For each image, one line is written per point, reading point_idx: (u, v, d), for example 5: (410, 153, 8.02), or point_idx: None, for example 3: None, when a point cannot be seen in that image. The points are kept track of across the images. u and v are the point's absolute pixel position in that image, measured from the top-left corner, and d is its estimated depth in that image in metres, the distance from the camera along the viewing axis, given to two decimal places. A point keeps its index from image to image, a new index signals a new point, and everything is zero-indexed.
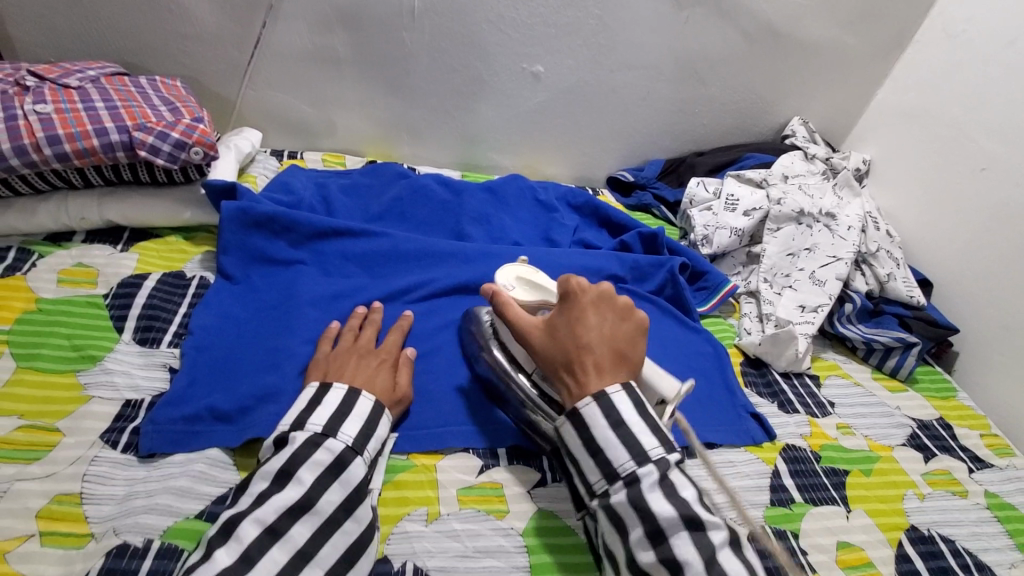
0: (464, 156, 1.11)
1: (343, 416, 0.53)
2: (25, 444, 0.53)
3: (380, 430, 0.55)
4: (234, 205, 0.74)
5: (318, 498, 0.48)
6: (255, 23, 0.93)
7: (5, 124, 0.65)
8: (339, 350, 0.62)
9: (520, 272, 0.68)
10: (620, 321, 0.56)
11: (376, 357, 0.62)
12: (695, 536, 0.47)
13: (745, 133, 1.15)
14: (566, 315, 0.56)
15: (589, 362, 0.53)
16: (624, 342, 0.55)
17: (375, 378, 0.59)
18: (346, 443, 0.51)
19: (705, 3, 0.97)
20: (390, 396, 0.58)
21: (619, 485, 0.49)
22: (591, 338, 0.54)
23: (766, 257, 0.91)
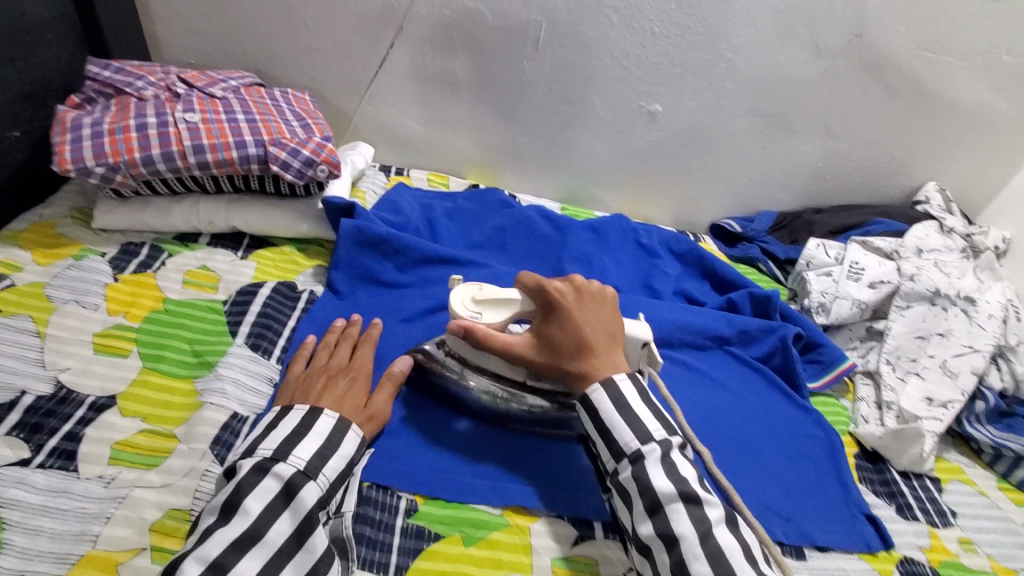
0: (565, 188, 1.09)
1: (298, 437, 0.51)
2: (146, 449, 0.54)
3: (344, 449, 0.52)
4: (352, 224, 0.76)
5: (267, 530, 0.46)
6: (383, 43, 0.96)
7: (156, 131, 0.69)
8: (309, 372, 0.60)
9: (473, 293, 0.62)
10: (600, 307, 0.61)
11: (346, 375, 0.60)
12: (692, 511, 0.50)
13: (870, 193, 1.07)
14: (553, 314, 0.60)
15: (597, 354, 0.58)
16: (614, 326, 0.61)
17: (345, 399, 0.57)
18: (298, 466, 0.49)
19: (848, 54, 0.91)
20: (359, 415, 0.57)
21: (624, 463, 0.53)
22: (587, 330, 0.59)
23: (890, 337, 0.84)
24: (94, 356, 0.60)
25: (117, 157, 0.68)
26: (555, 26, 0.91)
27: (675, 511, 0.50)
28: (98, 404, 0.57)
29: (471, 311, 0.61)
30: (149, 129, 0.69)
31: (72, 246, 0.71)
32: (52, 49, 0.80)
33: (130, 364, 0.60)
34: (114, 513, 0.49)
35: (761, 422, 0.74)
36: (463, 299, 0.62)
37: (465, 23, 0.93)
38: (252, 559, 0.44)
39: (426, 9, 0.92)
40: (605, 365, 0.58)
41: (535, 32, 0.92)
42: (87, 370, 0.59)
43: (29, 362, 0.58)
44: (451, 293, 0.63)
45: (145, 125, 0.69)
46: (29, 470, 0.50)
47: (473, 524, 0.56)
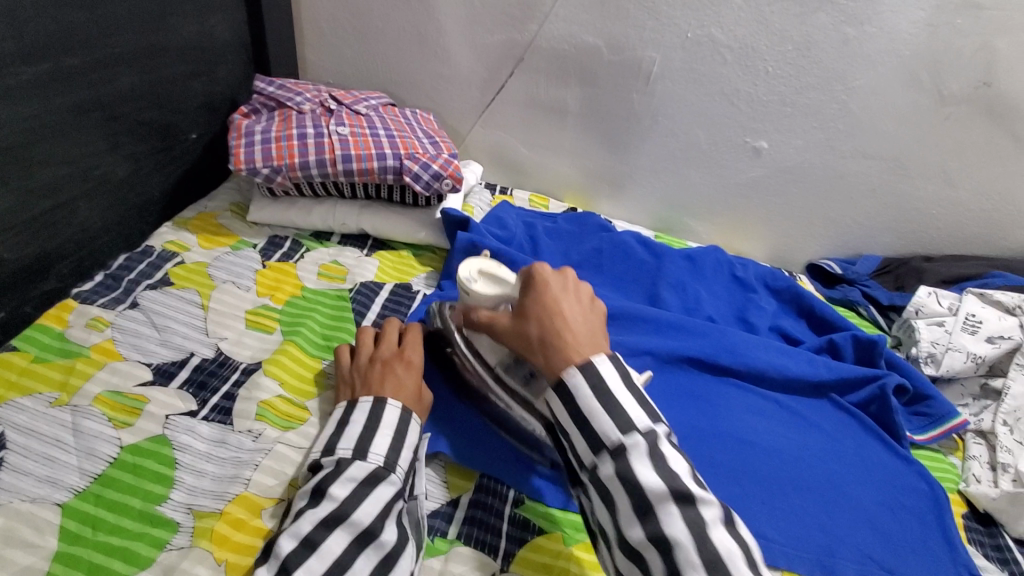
0: (661, 217, 1.12)
1: (374, 433, 0.54)
2: (284, 413, 0.60)
3: (412, 440, 0.56)
4: (466, 237, 0.81)
5: (353, 511, 0.49)
6: (503, 73, 1.04)
7: (314, 140, 0.79)
8: (362, 365, 0.62)
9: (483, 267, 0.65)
10: (585, 301, 0.56)
11: (400, 362, 0.62)
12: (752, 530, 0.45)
13: (989, 245, 1.02)
14: (531, 295, 0.55)
15: (565, 337, 0.52)
16: (599, 324, 0.54)
17: (402, 383, 0.60)
18: (377, 461, 0.52)
19: (975, 101, 0.89)
20: (416, 401, 0.60)
21: (604, 457, 0.47)
22: (568, 315, 0.53)
23: (1009, 396, 0.79)
24: (246, 330, 0.69)
25: (281, 161, 0.78)
26: (668, 62, 0.96)
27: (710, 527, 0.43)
28: (249, 369, 0.64)
29: (469, 275, 0.64)
30: (308, 138, 0.79)
31: (230, 235, 0.82)
32: (229, 67, 0.93)
33: (274, 338, 0.68)
34: (261, 462, 0.55)
35: (858, 468, 0.72)
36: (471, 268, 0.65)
37: (581, 57, 0.99)
38: (341, 536, 0.47)
39: (546, 43, 0.99)
40: (583, 353, 0.51)
41: (648, 68, 0.97)
42: (241, 341, 0.67)
43: (195, 328, 0.67)
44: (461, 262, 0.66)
45: (305, 135, 0.79)
46: (196, 420, 0.58)
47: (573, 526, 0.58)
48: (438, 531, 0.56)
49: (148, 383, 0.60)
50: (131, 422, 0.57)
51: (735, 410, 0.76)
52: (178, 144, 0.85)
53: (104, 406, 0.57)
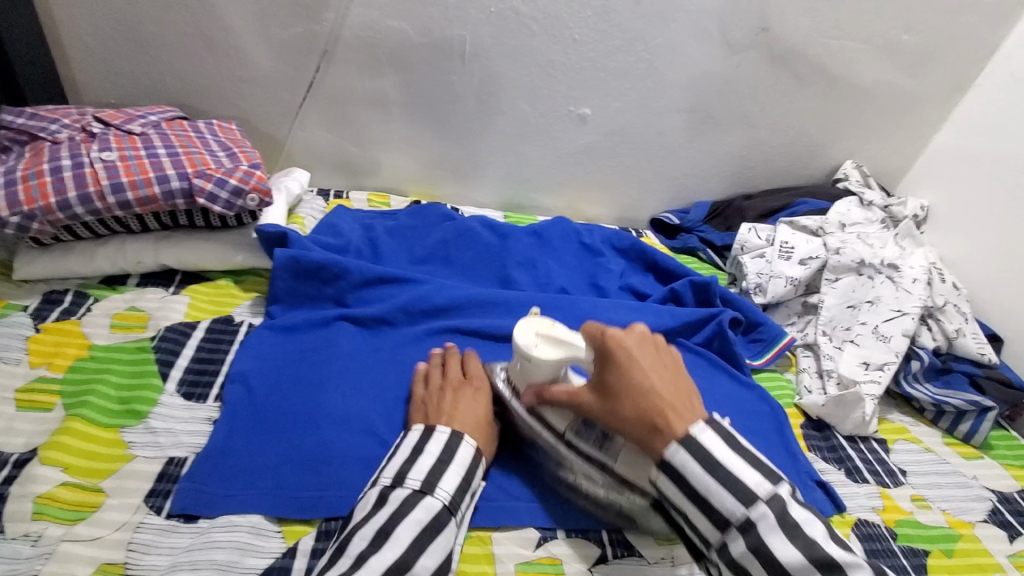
0: (508, 196, 1.12)
1: (443, 468, 0.54)
2: (71, 503, 0.51)
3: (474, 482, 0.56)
4: (286, 253, 0.73)
5: (414, 562, 0.48)
6: (309, 67, 0.95)
7: (72, 173, 0.67)
8: (434, 391, 0.63)
9: (541, 327, 0.59)
10: (660, 356, 0.55)
11: (471, 388, 0.64)
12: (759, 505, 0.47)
13: (795, 176, 1.12)
14: (613, 369, 0.53)
15: (670, 409, 0.51)
16: (678, 374, 0.54)
17: (472, 410, 0.61)
18: (444, 498, 0.52)
19: (758, 46, 0.96)
20: (484, 429, 0.60)
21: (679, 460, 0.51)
22: (653, 380, 0.52)
23: (824, 309, 0.87)
24: (17, 414, 0.57)
25: (32, 204, 0.65)
26: (479, 39, 0.93)
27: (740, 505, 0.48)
28: (21, 461, 0.54)
29: (528, 342, 0.58)
30: (64, 171, 0.67)
31: None
32: None
33: (54, 417, 0.58)
34: (41, 569, 0.47)
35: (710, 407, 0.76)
36: (527, 333, 0.59)
37: (388, 42, 0.93)
38: None
39: (349, 33, 0.92)
40: (682, 420, 0.51)
41: (460, 47, 0.94)
42: (10, 430, 0.56)
43: None
44: (516, 327, 0.60)
45: (59, 168, 0.67)
46: None
47: None
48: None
49: None
50: None
51: None
52: None
53: None
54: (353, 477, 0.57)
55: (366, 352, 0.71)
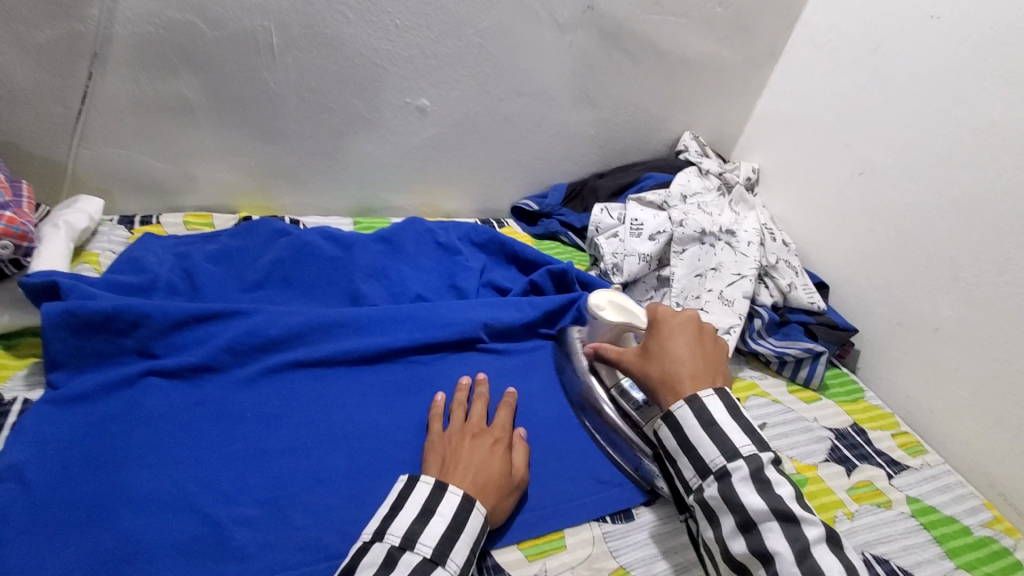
0: (357, 200, 1.03)
1: (422, 519, 0.52)
2: None
3: (473, 525, 0.53)
4: (58, 307, 0.61)
5: None
6: (78, 73, 0.79)
7: None
8: (454, 434, 0.62)
9: (613, 297, 0.71)
10: (704, 346, 0.63)
11: (490, 437, 0.62)
12: (786, 529, 0.51)
13: (642, 150, 1.15)
14: (653, 336, 0.64)
15: (690, 376, 0.60)
16: (708, 358, 0.62)
17: (491, 461, 0.60)
18: (423, 552, 0.49)
19: (587, 25, 0.95)
20: (506, 479, 0.59)
21: (710, 480, 0.55)
22: (684, 351, 0.61)
23: (675, 281, 0.90)
24: None
25: None
26: (287, 30, 0.83)
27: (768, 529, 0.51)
28: None
29: (598, 302, 0.71)
30: None
31: None
32: None
33: None
34: None
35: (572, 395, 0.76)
36: (600, 298, 0.71)
37: (177, 38, 0.79)
38: None
39: (123, 29, 0.77)
40: (701, 383, 0.60)
41: (267, 39, 0.83)
42: None
43: None
44: (591, 293, 0.73)
45: None
46: None
47: None
48: None
49: None
50: None
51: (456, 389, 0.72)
52: None
53: None
54: (168, 567, 0.50)
55: (181, 407, 0.61)
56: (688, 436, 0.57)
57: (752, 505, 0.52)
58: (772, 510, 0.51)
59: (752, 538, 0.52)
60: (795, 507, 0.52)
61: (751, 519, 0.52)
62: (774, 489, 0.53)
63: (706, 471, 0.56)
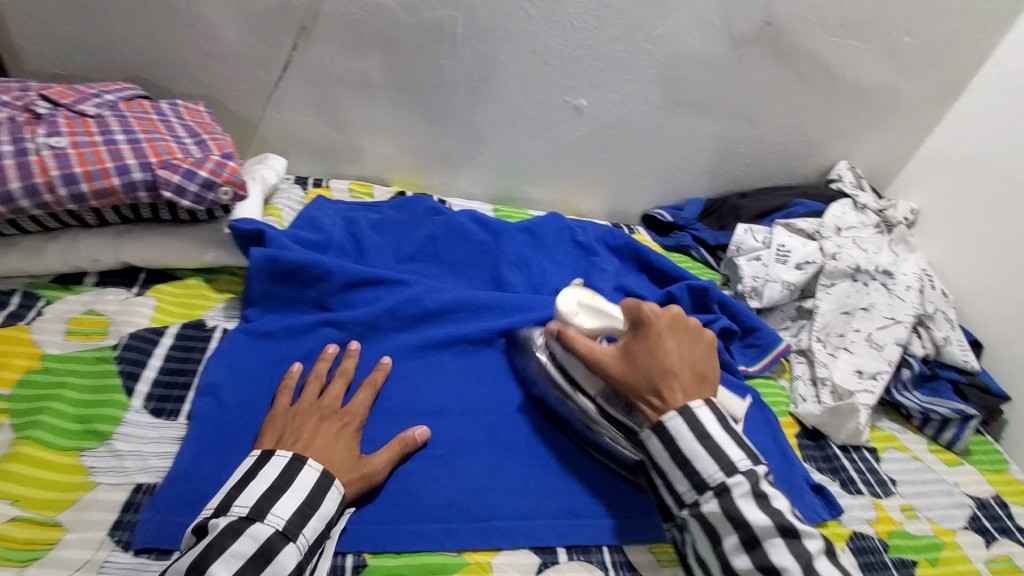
0: (498, 188, 1.07)
1: (278, 493, 0.49)
2: (24, 542, 0.46)
3: (324, 509, 0.51)
4: (263, 253, 0.68)
5: None
6: (286, 44, 0.87)
7: (14, 160, 0.59)
8: (301, 408, 0.58)
9: (581, 298, 0.71)
10: (691, 342, 0.60)
11: (340, 419, 0.59)
12: (791, 545, 0.50)
13: (789, 174, 1.11)
14: (641, 340, 0.60)
15: (678, 380, 0.57)
16: (699, 362, 0.59)
17: (333, 450, 0.55)
18: (276, 526, 0.47)
19: (761, 41, 0.93)
20: (345, 470, 0.55)
21: (709, 496, 0.52)
22: (674, 359, 0.58)
23: (818, 315, 0.87)
24: None
25: None
26: (471, 20, 0.87)
27: (773, 545, 0.50)
28: None
29: (570, 309, 0.70)
30: (5, 158, 0.59)
31: None
32: None
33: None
34: None
35: None
36: (570, 301, 0.71)
37: (374, 20, 0.86)
38: None
39: (331, 8, 0.84)
40: (686, 394, 0.57)
41: (451, 29, 0.87)
42: None
43: None
44: (560, 295, 0.73)
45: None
46: None
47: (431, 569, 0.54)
48: None
49: None
50: None
51: None
52: None
53: None
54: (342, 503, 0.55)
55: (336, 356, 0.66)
56: (682, 450, 0.54)
57: (756, 522, 0.50)
58: (776, 525, 0.50)
59: (757, 554, 0.50)
60: (795, 521, 0.51)
61: (755, 535, 0.50)
62: (772, 502, 0.52)
63: (704, 486, 0.53)
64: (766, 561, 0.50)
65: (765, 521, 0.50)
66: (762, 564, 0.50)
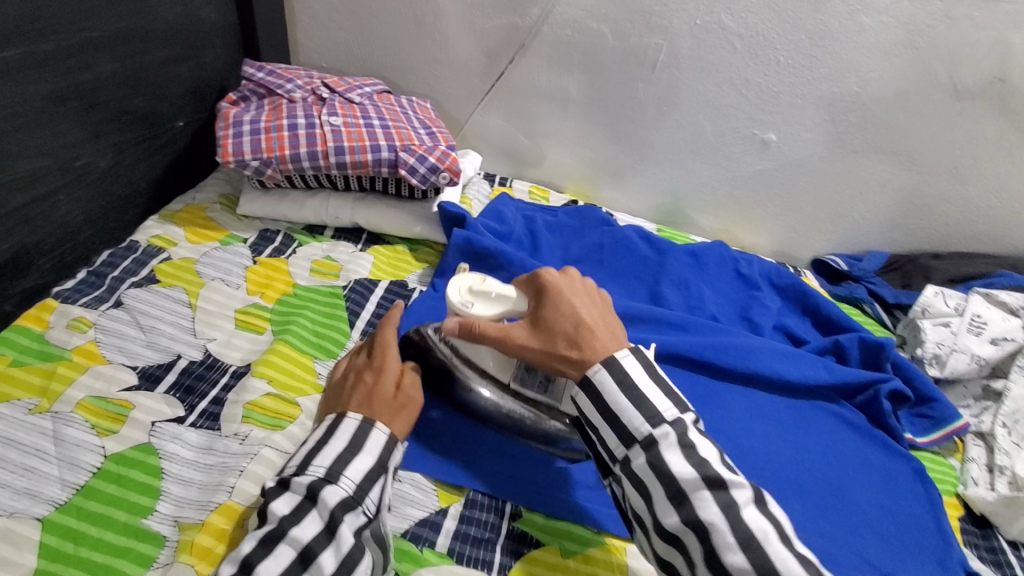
0: (664, 210, 1.10)
1: (322, 445, 0.51)
2: (272, 411, 0.58)
3: (368, 450, 0.51)
4: (462, 235, 0.79)
5: (290, 528, 0.46)
6: (504, 58, 0.99)
7: (305, 131, 0.76)
8: (338, 378, 0.60)
9: (473, 283, 0.61)
10: (592, 298, 0.58)
11: (370, 370, 0.59)
12: (718, 496, 0.45)
13: (999, 243, 0.99)
14: (546, 303, 0.56)
15: (596, 333, 0.54)
16: (607, 313, 0.57)
17: (370, 393, 0.56)
18: (317, 472, 0.49)
19: (992, 95, 0.86)
20: (386, 407, 0.55)
21: (636, 449, 0.49)
22: (582, 311, 0.55)
23: (1011, 398, 0.78)
24: (235, 330, 0.66)
25: (270, 153, 0.75)
26: (675, 49, 0.92)
27: (700, 498, 0.46)
28: (238, 373, 0.62)
29: (463, 299, 0.60)
30: (299, 129, 0.76)
31: (220, 229, 0.78)
32: (217, 51, 0.90)
33: (264, 339, 0.65)
34: (246, 467, 0.53)
35: (853, 469, 0.71)
36: (458, 289, 0.61)
37: (585, 43, 0.94)
38: (311, 522, 0.47)
39: (550, 29, 0.95)
40: (603, 343, 0.54)
41: (654, 56, 0.93)
42: (230, 343, 0.64)
43: (183, 329, 0.64)
44: (448, 286, 0.62)
45: (296, 126, 0.76)
46: (183, 427, 0.56)
47: (570, 536, 0.57)
48: (426, 540, 0.54)
49: (134, 388, 0.58)
50: (115, 430, 0.54)
51: (739, 414, 0.74)
52: (165, 132, 0.82)
53: (87, 412, 0.55)
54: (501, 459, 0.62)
55: None
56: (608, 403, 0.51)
57: (683, 475, 0.46)
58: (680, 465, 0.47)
59: (684, 509, 0.46)
60: (723, 470, 0.46)
61: (683, 489, 0.46)
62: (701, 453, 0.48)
63: (631, 439, 0.49)
64: (695, 518, 0.45)
65: (691, 475, 0.46)
66: (690, 520, 0.45)
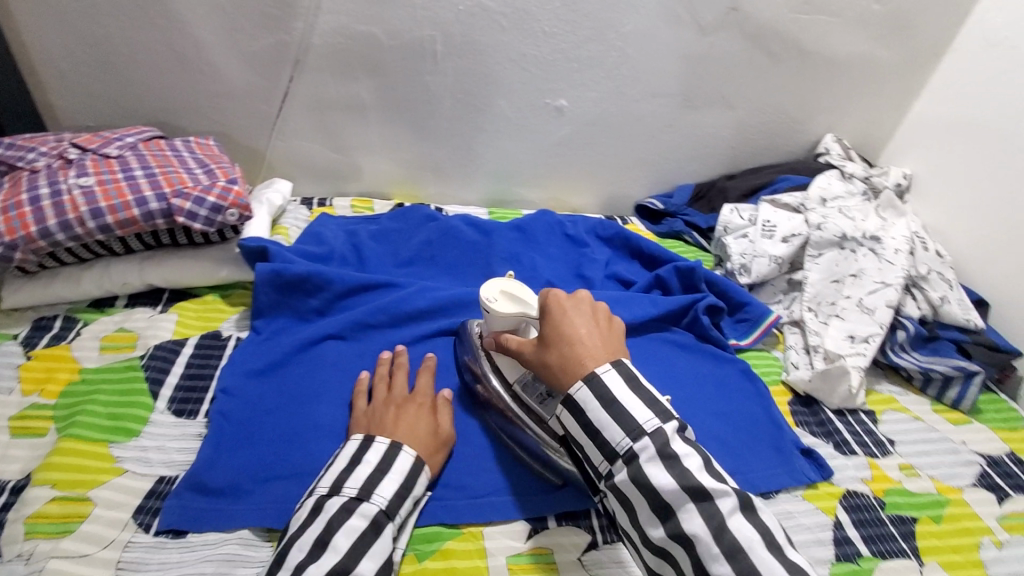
0: (491, 192, 1.12)
1: (379, 476, 0.55)
2: (60, 516, 0.53)
3: (414, 490, 0.57)
4: (267, 267, 0.74)
5: None
6: (282, 77, 0.95)
7: (50, 201, 0.68)
8: (377, 406, 0.63)
9: (504, 286, 0.65)
10: (602, 322, 0.57)
11: (415, 402, 0.64)
12: (702, 508, 0.47)
13: (775, 152, 1.12)
14: (547, 321, 0.56)
15: (587, 352, 0.53)
16: (612, 339, 0.55)
17: (416, 425, 0.62)
18: (380, 505, 0.53)
19: (730, 26, 0.96)
20: (434, 442, 0.61)
21: (619, 465, 0.50)
22: (580, 330, 0.55)
23: (809, 285, 0.88)
24: (11, 441, 0.59)
25: (13, 234, 0.66)
26: (448, 37, 0.93)
27: (685, 511, 0.47)
28: (18, 487, 0.56)
29: (490, 295, 0.65)
30: (42, 200, 0.68)
31: None
32: None
33: (47, 441, 0.59)
34: None
35: (692, 387, 0.77)
36: (493, 288, 0.65)
37: (361, 47, 0.93)
38: None
39: (320, 39, 0.92)
40: (595, 358, 0.53)
41: (431, 47, 0.94)
42: (6, 456, 0.58)
43: None
44: (484, 283, 0.67)
45: (38, 197, 0.68)
46: None
47: (425, 540, 0.59)
48: None
49: None
50: None
51: None
52: None
53: None
54: None
55: (274, 379, 0.68)
56: (591, 420, 0.51)
57: (661, 486, 0.47)
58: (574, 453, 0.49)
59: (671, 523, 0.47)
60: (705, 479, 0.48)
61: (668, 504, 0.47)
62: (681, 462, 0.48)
63: (614, 455, 0.50)
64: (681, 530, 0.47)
65: (671, 485, 0.47)
66: (677, 532, 0.47)
